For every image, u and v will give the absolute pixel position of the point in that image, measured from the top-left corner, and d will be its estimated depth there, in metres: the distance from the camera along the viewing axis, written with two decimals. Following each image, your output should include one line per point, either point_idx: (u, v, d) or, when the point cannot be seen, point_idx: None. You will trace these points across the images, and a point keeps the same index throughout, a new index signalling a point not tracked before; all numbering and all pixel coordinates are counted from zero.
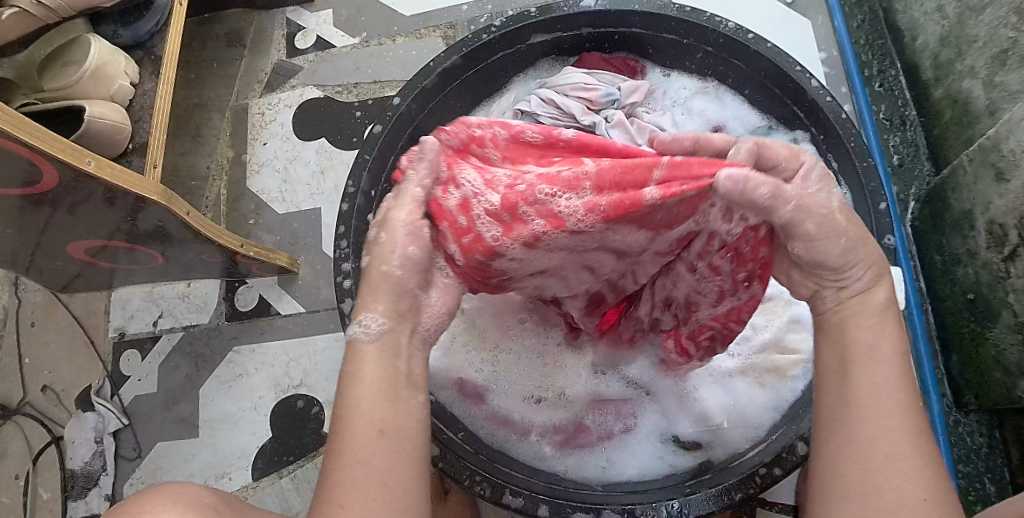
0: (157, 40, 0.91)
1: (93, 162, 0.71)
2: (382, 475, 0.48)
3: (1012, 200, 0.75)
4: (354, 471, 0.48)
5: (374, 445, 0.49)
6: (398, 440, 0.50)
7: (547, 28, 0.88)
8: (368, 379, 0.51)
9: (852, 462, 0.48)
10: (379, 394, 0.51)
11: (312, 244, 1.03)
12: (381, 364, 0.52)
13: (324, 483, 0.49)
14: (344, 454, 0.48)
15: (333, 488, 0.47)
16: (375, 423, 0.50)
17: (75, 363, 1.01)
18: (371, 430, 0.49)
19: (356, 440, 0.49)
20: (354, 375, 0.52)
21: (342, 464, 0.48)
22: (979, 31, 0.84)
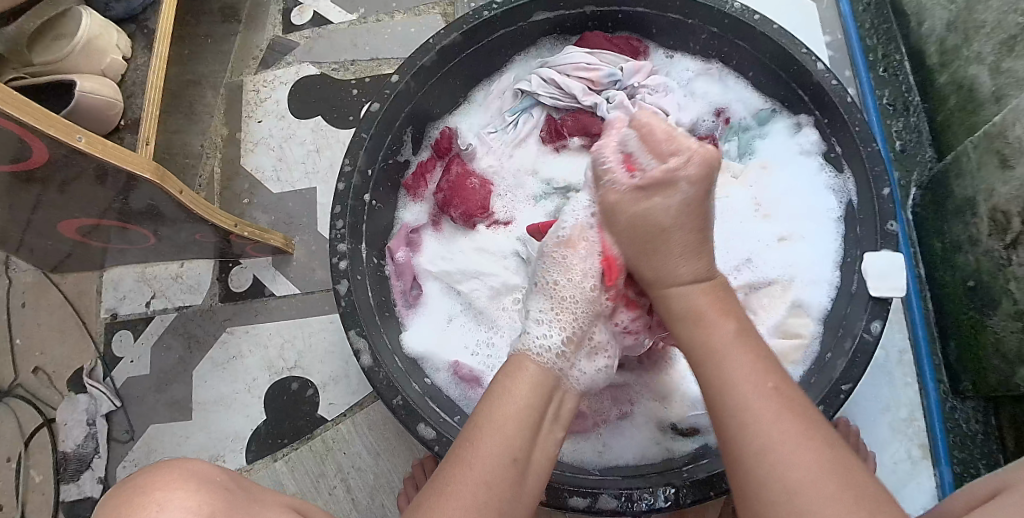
0: (150, 14, 0.89)
1: (84, 139, 0.69)
2: (494, 496, 0.53)
3: (1016, 188, 0.75)
4: (477, 482, 0.53)
5: (504, 468, 0.55)
6: (525, 471, 0.56)
7: (550, 6, 0.87)
8: (519, 409, 0.58)
9: (755, 448, 0.49)
10: (521, 418, 0.58)
11: (307, 225, 1.02)
12: (530, 392, 0.60)
13: (439, 488, 0.54)
14: (473, 464, 0.54)
15: (451, 493, 0.53)
16: (511, 453, 0.56)
17: (67, 343, 1.00)
18: (498, 452, 0.55)
19: (492, 457, 0.55)
20: (501, 395, 0.60)
21: (462, 472, 0.54)
22: (987, 17, 0.83)
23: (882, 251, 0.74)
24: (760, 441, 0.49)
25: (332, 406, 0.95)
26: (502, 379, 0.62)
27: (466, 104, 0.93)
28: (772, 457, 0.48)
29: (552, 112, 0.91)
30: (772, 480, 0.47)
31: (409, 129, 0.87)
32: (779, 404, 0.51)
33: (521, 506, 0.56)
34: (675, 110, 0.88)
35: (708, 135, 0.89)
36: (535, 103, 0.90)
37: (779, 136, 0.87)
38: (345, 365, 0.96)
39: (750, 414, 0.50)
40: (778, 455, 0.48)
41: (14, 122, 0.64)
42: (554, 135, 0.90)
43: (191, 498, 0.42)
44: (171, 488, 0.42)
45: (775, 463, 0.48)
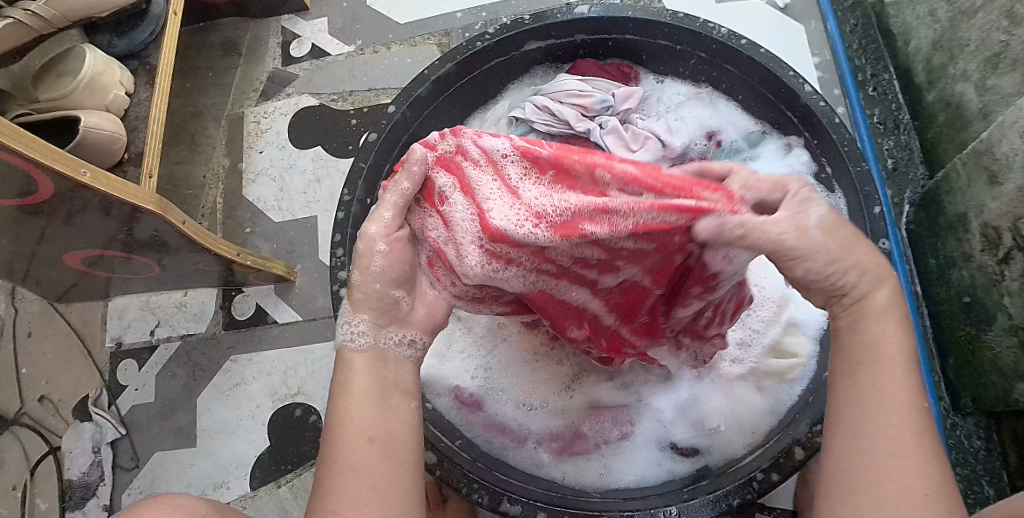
0: (151, 50, 0.91)
1: (89, 173, 0.71)
2: (366, 483, 0.52)
3: (1006, 203, 0.76)
4: (348, 477, 0.52)
5: (356, 452, 0.53)
6: (387, 445, 0.54)
7: (542, 35, 0.89)
8: (355, 389, 0.56)
9: (873, 453, 0.49)
10: (367, 401, 0.56)
11: (308, 253, 1.04)
12: (369, 372, 0.58)
13: (320, 496, 0.53)
14: (341, 462, 0.53)
15: (332, 498, 0.52)
16: (364, 435, 0.54)
17: (72, 373, 1.01)
18: (357, 438, 0.54)
19: (346, 450, 0.53)
20: (342, 389, 0.57)
21: (340, 475, 0.53)
22: (971, 35, 0.85)
23: None
24: (865, 451, 0.49)
25: None
26: (339, 371, 0.58)
27: None
28: (874, 468, 0.48)
29: (545, 139, 0.90)
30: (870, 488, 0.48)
31: None
32: (922, 422, 0.49)
33: (410, 480, 0.54)
34: (665, 135, 0.89)
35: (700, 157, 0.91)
36: (528, 131, 0.90)
37: (770, 157, 0.88)
38: None
39: (865, 421, 0.50)
40: (885, 469, 0.48)
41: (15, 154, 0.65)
42: None
43: None
44: None
45: (879, 467, 0.48)
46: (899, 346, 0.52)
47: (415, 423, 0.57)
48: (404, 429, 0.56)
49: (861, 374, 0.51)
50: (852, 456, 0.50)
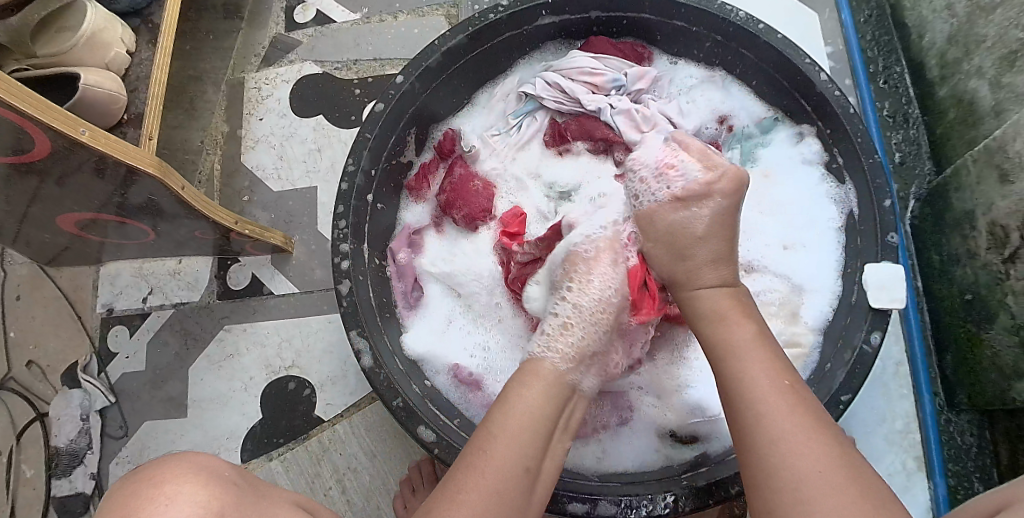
0: (154, 8, 0.88)
1: (87, 132, 0.69)
2: (510, 494, 0.53)
3: (1016, 202, 0.75)
4: (494, 475, 0.53)
5: (522, 470, 0.54)
6: (537, 481, 0.56)
7: (557, 11, 0.87)
8: (539, 408, 0.58)
9: (768, 461, 0.48)
10: (537, 425, 0.57)
11: (306, 224, 1.02)
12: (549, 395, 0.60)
13: (462, 470, 0.54)
14: (494, 453, 0.54)
15: (475, 477, 0.53)
16: (526, 456, 0.55)
17: (62, 338, 0.99)
18: (518, 447, 0.55)
19: (509, 454, 0.54)
20: (516, 396, 0.59)
21: (482, 465, 0.54)
22: (989, 32, 0.84)
23: (882, 263, 0.74)
24: (772, 437, 0.49)
25: (329, 406, 0.94)
26: (520, 383, 0.61)
27: (469, 106, 0.93)
28: (785, 452, 0.48)
29: (556, 116, 0.91)
30: (781, 470, 0.47)
31: (412, 129, 0.87)
32: (790, 399, 0.51)
33: (530, 513, 0.55)
34: (677, 116, 0.88)
35: (710, 142, 0.90)
36: (538, 107, 0.91)
37: (781, 144, 0.87)
38: (343, 365, 0.96)
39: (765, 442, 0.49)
40: (792, 445, 0.48)
41: (11, 110, 0.62)
42: (557, 138, 0.90)
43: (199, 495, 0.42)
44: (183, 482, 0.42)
45: (782, 459, 0.47)
46: (750, 338, 0.57)
47: (558, 469, 0.59)
48: (549, 471, 0.58)
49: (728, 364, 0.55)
50: (759, 457, 0.49)
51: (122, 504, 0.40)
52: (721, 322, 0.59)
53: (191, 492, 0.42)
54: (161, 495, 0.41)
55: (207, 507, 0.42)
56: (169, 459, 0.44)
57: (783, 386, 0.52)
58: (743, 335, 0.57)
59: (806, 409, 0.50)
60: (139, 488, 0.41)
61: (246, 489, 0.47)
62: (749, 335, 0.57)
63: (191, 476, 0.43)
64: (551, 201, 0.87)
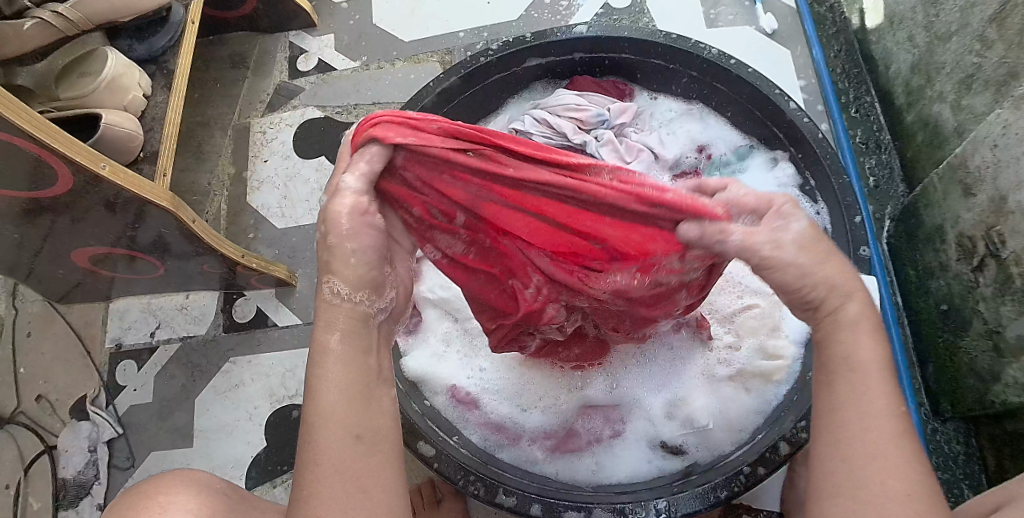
0: (169, 55, 0.95)
1: (107, 167, 0.74)
2: (355, 484, 0.46)
3: (979, 213, 0.80)
4: (331, 472, 0.46)
5: (347, 448, 0.47)
6: (370, 434, 0.48)
7: (542, 53, 0.94)
8: (347, 372, 0.49)
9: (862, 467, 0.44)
10: (355, 393, 0.49)
11: (309, 258, 1.06)
12: (347, 344, 0.50)
13: (298, 504, 0.46)
14: (321, 458, 0.46)
15: (315, 496, 0.45)
16: (350, 429, 0.47)
17: (72, 373, 1.02)
18: (341, 415, 0.47)
19: (333, 448, 0.46)
20: (314, 378, 0.49)
21: (315, 473, 0.46)
22: (946, 59, 0.90)
23: (856, 274, 0.78)
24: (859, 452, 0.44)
25: None
26: (317, 344, 0.50)
27: None
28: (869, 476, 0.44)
29: None
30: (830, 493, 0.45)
31: None
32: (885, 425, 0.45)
33: (386, 476, 0.47)
34: (658, 146, 0.94)
35: (692, 170, 0.96)
36: None
37: (757, 170, 0.92)
38: None
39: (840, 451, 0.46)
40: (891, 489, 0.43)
41: (28, 138, 0.67)
42: None
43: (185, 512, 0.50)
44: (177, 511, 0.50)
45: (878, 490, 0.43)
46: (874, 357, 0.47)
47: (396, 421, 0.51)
48: (388, 422, 0.50)
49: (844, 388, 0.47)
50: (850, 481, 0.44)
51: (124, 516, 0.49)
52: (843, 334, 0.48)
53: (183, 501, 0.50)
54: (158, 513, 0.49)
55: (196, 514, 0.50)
56: (169, 476, 0.53)
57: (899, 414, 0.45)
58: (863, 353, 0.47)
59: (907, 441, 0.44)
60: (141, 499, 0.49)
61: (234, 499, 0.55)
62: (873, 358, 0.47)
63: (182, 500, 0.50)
64: None
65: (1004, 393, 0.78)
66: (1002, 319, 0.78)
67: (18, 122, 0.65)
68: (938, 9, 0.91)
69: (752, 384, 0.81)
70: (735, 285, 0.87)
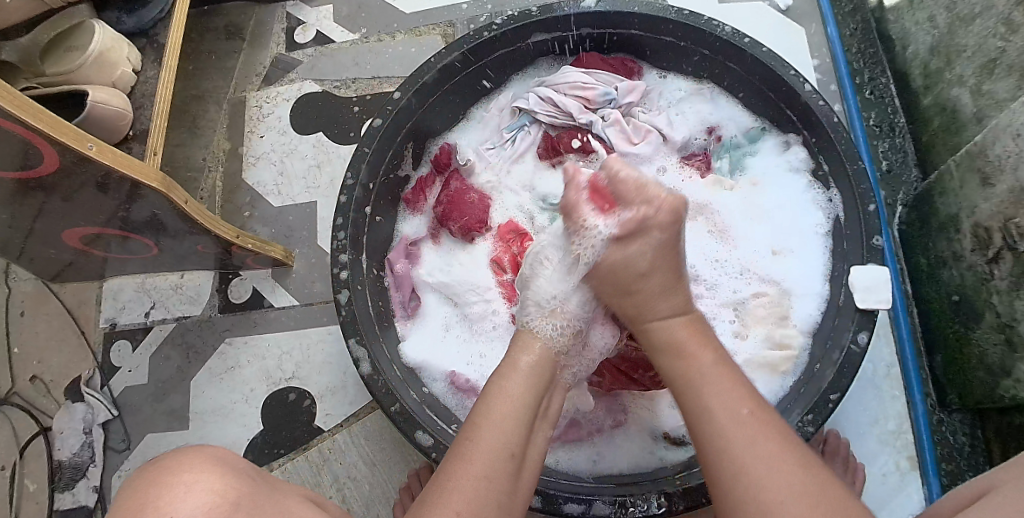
0: (160, 29, 0.91)
1: (95, 146, 0.71)
2: (490, 491, 0.53)
3: (997, 204, 0.77)
4: (477, 474, 0.53)
5: (503, 461, 0.55)
6: (522, 469, 0.57)
7: (548, 28, 0.90)
8: (522, 394, 0.60)
9: (734, 464, 0.50)
10: (521, 417, 0.59)
11: (307, 238, 1.04)
12: (531, 380, 0.62)
13: (434, 488, 0.53)
14: (474, 457, 0.54)
15: (454, 487, 0.52)
16: (509, 448, 0.56)
17: (65, 353, 1.00)
18: (505, 427, 0.57)
19: (489, 451, 0.55)
20: (499, 390, 0.60)
21: (459, 469, 0.53)
22: (968, 41, 0.87)
23: (868, 264, 0.75)
24: (720, 451, 0.51)
25: (328, 416, 0.95)
26: (501, 369, 0.63)
27: (465, 121, 0.96)
28: (741, 464, 0.50)
29: (548, 130, 0.94)
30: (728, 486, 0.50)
31: (410, 144, 0.89)
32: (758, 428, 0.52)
33: (516, 502, 0.55)
34: (665, 127, 0.91)
35: (700, 152, 0.93)
36: (532, 121, 0.93)
37: (768, 154, 0.90)
38: (343, 376, 0.97)
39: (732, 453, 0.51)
40: (755, 474, 0.49)
41: (15, 122, 0.64)
42: (550, 151, 0.93)
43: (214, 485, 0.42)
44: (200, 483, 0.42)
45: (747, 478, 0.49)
46: (716, 369, 0.58)
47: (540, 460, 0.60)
48: (535, 457, 0.59)
49: (700, 397, 0.56)
50: (724, 477, 0.50)
51: (137, 493, 0.40)
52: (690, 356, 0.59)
53: (205, 479, 0.42)
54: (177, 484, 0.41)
55: (221, 495, 0.42)
56: (189, 450, 0.45)
57: (748, 416, 0.53)
58: (708, 365, 0.58)
59: (771, 434, 0.51)
60: (157, 473, 0.42)
61: (259, 483, 0.47)
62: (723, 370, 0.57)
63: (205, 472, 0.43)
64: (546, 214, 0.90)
65: (1014, 388, 0.77)
66: (1016, 313, 0.76)
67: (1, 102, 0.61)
68: None
69: (757, 375, 0.80)
70: (744, 274, 0.86)
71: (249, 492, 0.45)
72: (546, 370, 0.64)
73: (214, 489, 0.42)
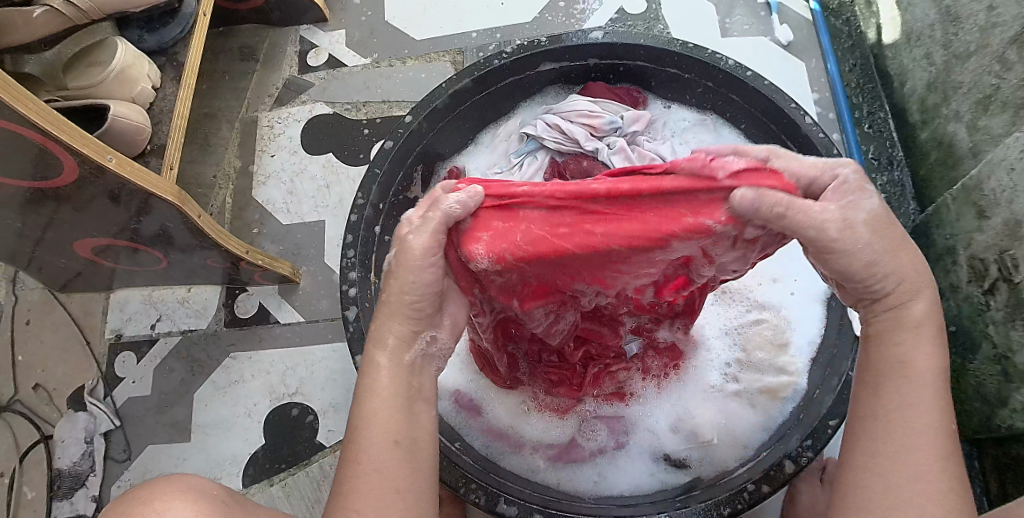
0: (179, 47, 0.94)
1: (115, 159, 0.73)
2: (388, 483, 0.52)
3: (992, 236, 0.79)
4: (370, 473, 0.52)
5: (388, 454, 0.53)
6: (414, 450, 0.54)
7: (557, 57, 0.92)
8: (390, 397, 0.55)
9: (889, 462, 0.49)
10: (392, 404, 0.55)
11: (314, 256, 1.05)
12: (395, 369, 0.56)
13: (337, 494, 0.52)
14: (361, 459, 0.52)
15: (354, 492, 0.51)
16: (394, 435, 0.53)
17: (70, 363, 1.01)
18: (384, 417, 0.54)
19: (375, 446, 0.53)
20: (368, 383, 0.56)
21: (357, 470, 0.52)
22: (964, 78, 0.90)
23: None
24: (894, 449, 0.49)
25: (331, 433, 0.96)
26: (368, 370, 0.57)
27: (474, 145, 0.99)
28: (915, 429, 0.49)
29: (555, 155, 0.96)
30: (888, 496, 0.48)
31: (419, 167, 0.91)
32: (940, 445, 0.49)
33: (416, 489, 0.53)
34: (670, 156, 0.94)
35: None
36: (539, 146, 0.96)
37: None
38: (345, 393, 0.98)
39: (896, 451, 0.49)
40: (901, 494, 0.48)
41: (33, 129, 0.66)
42: (556, 177, 0.94)
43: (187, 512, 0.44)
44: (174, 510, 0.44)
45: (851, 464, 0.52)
46: (932, 363, 0.51)
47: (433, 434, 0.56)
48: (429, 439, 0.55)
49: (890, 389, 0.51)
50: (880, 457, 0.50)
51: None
52: (915, 340, 0.52)
53: (180, 507, 0.45)
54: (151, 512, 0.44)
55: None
56: (164, 479, 0.48)
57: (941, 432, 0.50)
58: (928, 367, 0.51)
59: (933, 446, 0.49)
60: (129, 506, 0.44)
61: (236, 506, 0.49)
62: (930, 369, 0.51)
63: (179, 496, 0.45)
64: None
65: (1011, 418, 0.78)
66: (1012, 344, 0.78)
67: (22, 109, 0.63)
68: (957, 27, 0.90)
69: (758, 401, 0.80)
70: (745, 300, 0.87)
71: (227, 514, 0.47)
72: (411, 368, 0.57)
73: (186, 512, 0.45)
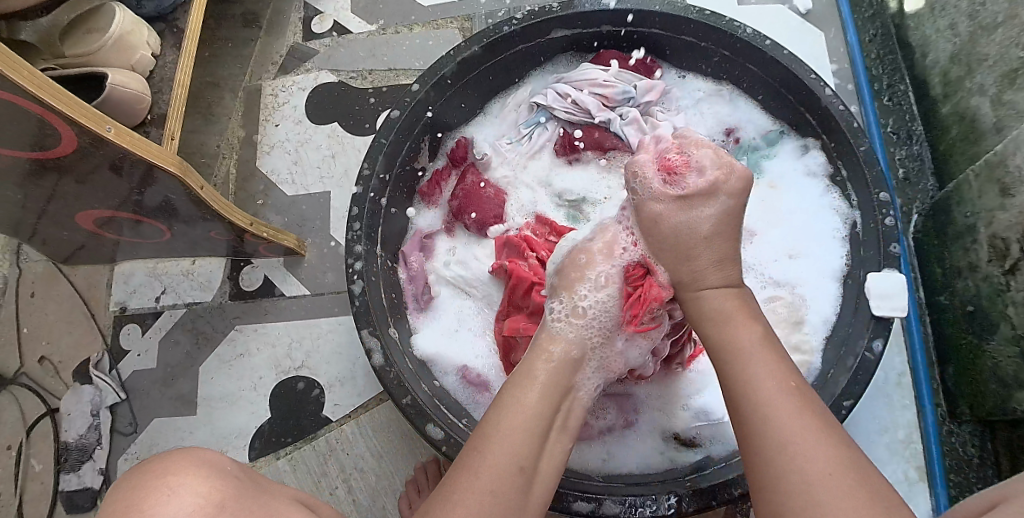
0: (178, 13, 0.91)
1: (113, 130, 0.71)
2: (496, 504, 0.50)
3: (1015, 215, 0.77)
4: (482, 489, 0.50)
5: (513, 477, 0.52)
6: (533, 483, 0.53)
7: (568, 24, 0.89)
8: (527, 423, 0.55)
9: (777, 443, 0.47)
10: (531, 427, 0.55)
11: (319, 228, 1.04)
12: (544, 401, 0.57)
13: (442, 492, 0.51)
14: (480, 468, 0.51)
15: (458, 500, 0.50)
16: (520, 460, 0.52)
17: (75, 335, 1.01)
18: (518, 434, 0.54)
19: (502, 461, 0.52)
20: (516, 403, 0.56)
21: (468, 476, 0.51)
22: (990, 51, 0.86)
23: (883, 271, 0.75)
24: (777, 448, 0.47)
25: (337, 406, 0.95)
26: (513, 387, 0.58)
27: (482, 115, 0.96)
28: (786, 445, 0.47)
29: (566, 127, 0.94)
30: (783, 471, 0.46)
31: (427, 137, 0.89)
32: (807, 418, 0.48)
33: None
34: (684, 128, 0.92)
35: None
36: (549, 117, 0.93)
37: (786, 157, 0.89)
38: (351, 368, 0.97)
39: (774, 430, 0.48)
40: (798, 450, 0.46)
41: (32, 99, 0.64)
42: (567, 148, 0.92)
43: (199, 488, 0.42)
44: (185, 483, 0.41)
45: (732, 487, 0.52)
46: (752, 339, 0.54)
47: (557, 474, 0.56)
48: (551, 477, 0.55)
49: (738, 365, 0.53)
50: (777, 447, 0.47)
51: (125, 494, 0.40)
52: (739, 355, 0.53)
53: (191, 483, 0.42)
54: (163, 484, 0.40)
55: (207, 497, 0.41)
56: (174, 451, 0.44)
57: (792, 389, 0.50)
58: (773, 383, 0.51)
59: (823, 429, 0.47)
60: (140, 477, 0.41)
61: (248, 482, 0.47)
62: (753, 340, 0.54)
63: (192, 470, 0.42)
64: (562, 210, 0.90)
65: None
66: None
67: (18, 79, 0.61)
68: None
69: None
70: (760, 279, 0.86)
71: (237, 495, 0.44)
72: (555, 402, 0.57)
73: (200, 491, 0.41)
